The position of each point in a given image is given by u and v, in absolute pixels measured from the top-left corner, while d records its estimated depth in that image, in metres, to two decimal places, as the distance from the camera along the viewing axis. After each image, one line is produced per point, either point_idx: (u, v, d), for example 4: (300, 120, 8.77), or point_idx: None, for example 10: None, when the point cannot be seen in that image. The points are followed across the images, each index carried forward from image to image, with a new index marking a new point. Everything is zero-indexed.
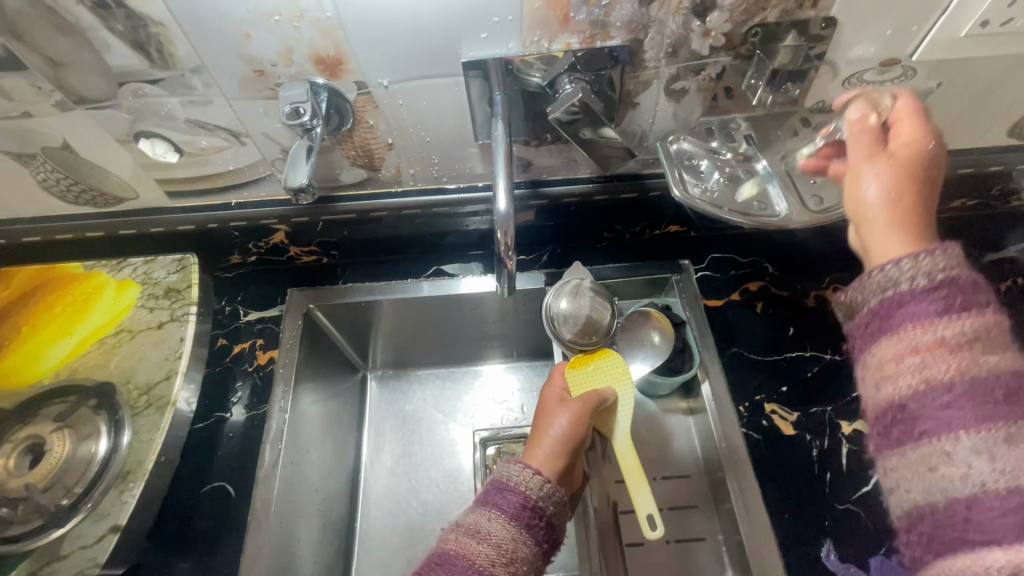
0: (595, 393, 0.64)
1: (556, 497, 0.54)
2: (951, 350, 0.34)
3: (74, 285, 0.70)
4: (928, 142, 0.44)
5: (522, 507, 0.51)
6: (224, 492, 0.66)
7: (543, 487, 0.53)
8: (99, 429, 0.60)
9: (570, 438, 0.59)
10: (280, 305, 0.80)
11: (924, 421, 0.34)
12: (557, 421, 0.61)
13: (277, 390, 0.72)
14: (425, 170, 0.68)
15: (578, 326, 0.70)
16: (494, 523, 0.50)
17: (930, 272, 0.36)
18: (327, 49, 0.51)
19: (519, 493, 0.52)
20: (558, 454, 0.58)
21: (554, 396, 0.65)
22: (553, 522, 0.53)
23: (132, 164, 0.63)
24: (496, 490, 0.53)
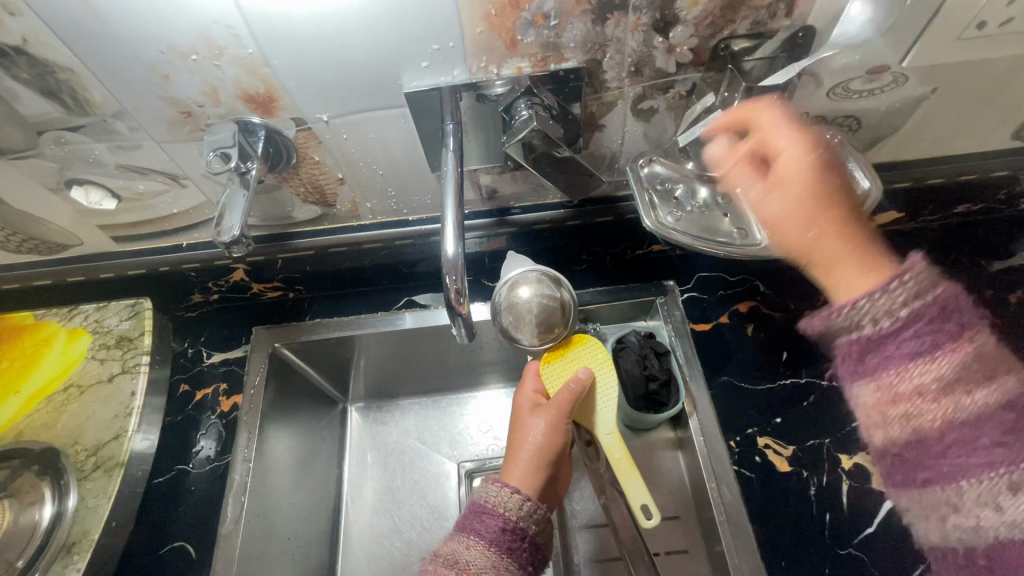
0: (572, 383, 0.59)
1: (538, 514, 0.50)
2: (933, 398, 0.36)
3: (22, 337, 0.67)
4: (806, 151, 0.49)
5: (502, 529, 0.47)
6: (183, 553, 0.62)
7: (523, 505, 0.49)
8: (43, 496, 0.57)
9: (548, 445, 0.55)
10: (244, 344, 0.76)
11: (929, 468, 0.36)
12: (532, 429, 0.56)
13: (241, 438, 0.67)
14: (383, 204, 0.64)
15: (534, 325, 0.62)
16: (472, 552, 0.45)
17: (893, 308, 0.38)
18: (256, 88, 0.47)
19: (499, 512, 0.48)
20: (536, 467, 0.54)
21: (528, 399, 0.59)
22: (538, 541, 0.49)
23: (70, 213, 0.59)
24: (474, 514, 0.49)
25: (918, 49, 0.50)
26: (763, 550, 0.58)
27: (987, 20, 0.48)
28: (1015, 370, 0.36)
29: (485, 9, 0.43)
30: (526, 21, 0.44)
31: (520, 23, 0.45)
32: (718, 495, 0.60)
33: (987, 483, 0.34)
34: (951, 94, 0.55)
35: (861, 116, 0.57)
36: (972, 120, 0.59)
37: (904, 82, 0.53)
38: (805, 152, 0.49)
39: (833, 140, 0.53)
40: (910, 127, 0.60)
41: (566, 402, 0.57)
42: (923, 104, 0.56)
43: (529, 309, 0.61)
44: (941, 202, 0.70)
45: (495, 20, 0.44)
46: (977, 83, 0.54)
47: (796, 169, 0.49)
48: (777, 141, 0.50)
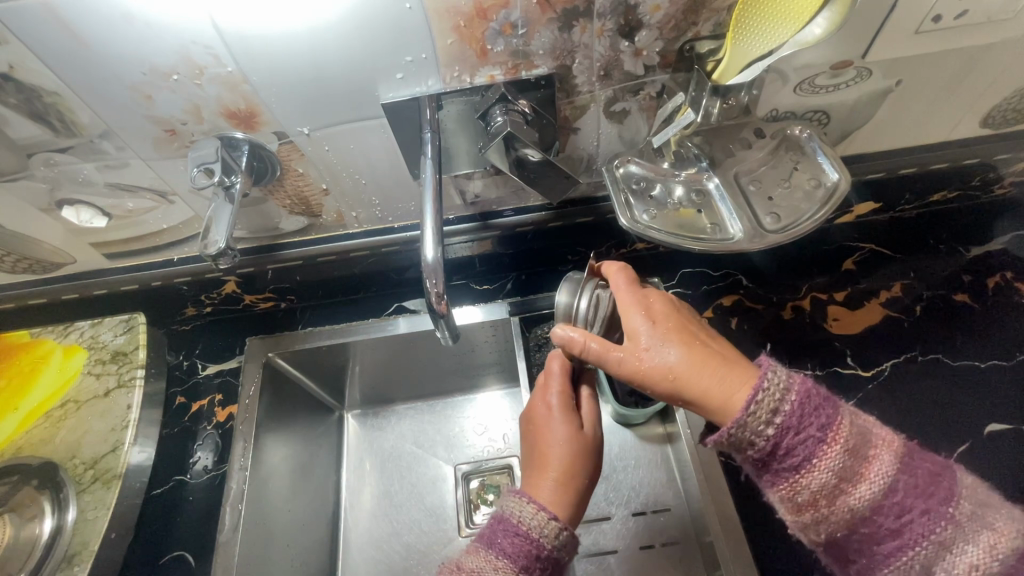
0: (588, 399, 0.59)
1: (570, 542, 0.49)
2: (828, 503, 0.38)
3: (19, 356, 0.69)
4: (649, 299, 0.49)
5: (533, 557, 0.46)
6: (183, 562, 0.63)
7: (558, 535, 0.48)
8: (43, 510, 0.58)
9: (582, 459, 0.54)
10: (238, 355, 0.77)
11: (828, 509, 0.38)
12: (558, 442, 0.54)
13: (237, 448, 0.69)
14: (368, 213, 0.66)
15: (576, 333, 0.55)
16: (500, 574, 0.45)
17: (767, 418, 0.38)
18: (237, 103, 0.49)
19: (532, 539, 0.47)
20: (571, 482, 0.52)
21: (555, 405, 0.57)
22: (564, 568, 0.49)
23: (62, 231, 0.61)
24: (503, 531, 0.48)
25: (878, 44, 0.51)
26: (752, 539, 0.59)
27: (943, 14, 0.50)
28: (885, 446, 0.38)
29: (455, 21, 0.45)
30: (495, 31, 0.46)
31: (489, 33, 0.46)
32: (707, 487, 0.61)
33: (904, 568, 0.37)
34: (915, 86, 0.57)
35: (830, 110, 0.59)
36: (939, 109, 0.61)
37: (868, 75, 0.55)
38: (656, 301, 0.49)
39: (802, 134, 0.57)
40: (878, 120, 0.61)
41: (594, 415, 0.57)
42: (889, 96, 0.58)
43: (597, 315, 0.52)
44: (916, 190, 0.72)
45: (465, 31, 0.46)
46: (941, 74, 0.56)
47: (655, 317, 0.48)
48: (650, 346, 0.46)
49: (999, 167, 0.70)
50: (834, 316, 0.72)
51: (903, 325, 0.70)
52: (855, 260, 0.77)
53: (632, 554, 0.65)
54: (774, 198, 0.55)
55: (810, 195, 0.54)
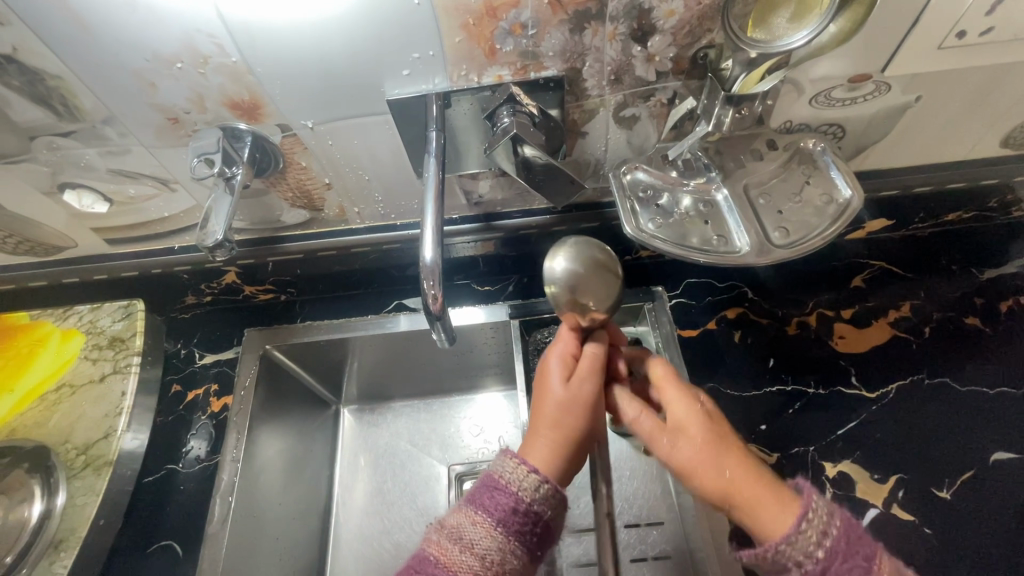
0: (593, 348, 0.51)
1: (556, 499, 0.45)
2: None
3: (18, 336, 0.69)
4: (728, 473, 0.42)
5: (516, 515, 0.43)
6: (171, 552, 0.63)
7: (539, 489, 0.44)
8: (33, 493, 0.58)
9: (572, 411, 0.49)
10: (236, 346, 0.77)
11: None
12: (555, 390, 0.49)
13: (230, 439, 0.68)
14: (371, 209, 0.65)
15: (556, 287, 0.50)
16: (479, 529, 0.42)
17: (812, 548, 0.38)
18: (240, 94, 0.48)
19: (513, 496, 0.43)
20: (558, 435, 0.48)
21: (558, 357, 0.52)
22: (553, 525, 0.45)
23: (64, 214, 0.60)
24: (485, 488, 0.45)
25: (897, 59, 0.50)
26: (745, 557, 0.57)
27: (967, 30, 0.48)
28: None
29: (463, 19, 0.44)
30: (504, 31, 0.45)
31: (498, 33, 0.45)
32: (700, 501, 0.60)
33: None
34: (934, 104, 0.56)
35: (844, 125, 0.58)
36: (959, 127, 0.59)
37: (886, 90, 0.54)
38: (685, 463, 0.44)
39: (814, 148, 0.56)
40: (895, 136, 0.60)
41: (593, 366, 0.50)
42: (907, 112, 0.57)
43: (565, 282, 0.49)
44: (931, 209, 0.71)
45: (474, 30, 0.45)
46: (961, 93, 0.55)
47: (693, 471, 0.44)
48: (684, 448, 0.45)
49: (1016, 189, 0.69)
50: (840, 334, 0.71)
51: (910, 346, 0.69)
52: (864, 278, 0.75)
53: (623, 566, 0.63)
54: (783, 212, 0.54)
55: (821, 211, 0.53)
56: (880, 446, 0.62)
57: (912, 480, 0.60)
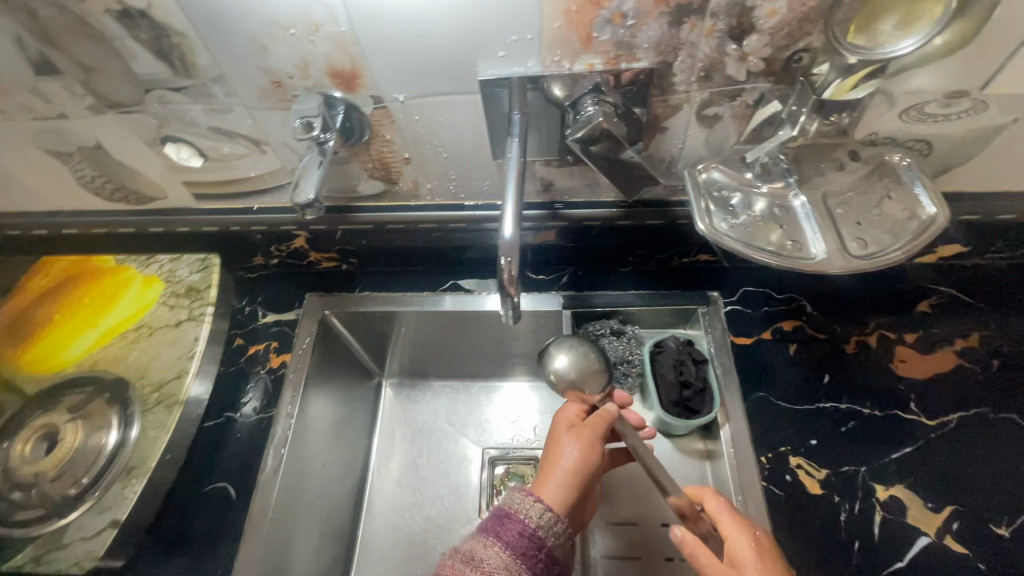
0: (600, 415, 0.60)
1: (562, 534, 0.49)
2: None
3: (104, 277, 0.73)
4: None
5: (525, 537, 0.47)
6: (226, 494, 0.66)
7: (547, 518, 0.49)
8: (111, 422, 0.61)
9: (581, 466, 0.55)
10: (296, 309, 0.80)
11: None
12: (567, 447, 0.56)
13: (286, 395, 0.72)
14: (442, 186, 0.66)
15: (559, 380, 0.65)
16: (489, 550, 0.46)
17: None
18: (343, 63, 0.51)
19: (523, 522, 0.48)
20: (569, 481, 0.53)
21: (567, 421, 0.60)
22: (559, 558, 0.48)
23: (160, 166, 0.64)
24: (497, 518, 0.49)
25: (1001, 77, 0.49)
26: None
27: None
28: None
29: (566, 5, 0.45)
30: (604, 19, 0.46)
31: (598, 21, 0.46)
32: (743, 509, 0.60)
33: None
34: None
35: (933, 142, 0.57)
36: None
37: (983, 109, 0.53)
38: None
39: (900, 163, 0.55)
40: (985, 158, 0.58)
41: (600, 422, 0.59)
42: (1002, 134, 0.55)
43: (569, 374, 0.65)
44: (1012, 238, 0.68)
45: (574, 16, 0.46)
46: None
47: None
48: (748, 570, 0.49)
49: None
50: (901, 357, 0.69)
51: (976, 377, 0.67)
52: (932, 303, 0.73)
53: (657, 563, 0.64)
54: (862, 223, 0.53)
55: (902, 226, 0.52)
56: (936, 474, 0.61)
57: (968, 513, 0.58)
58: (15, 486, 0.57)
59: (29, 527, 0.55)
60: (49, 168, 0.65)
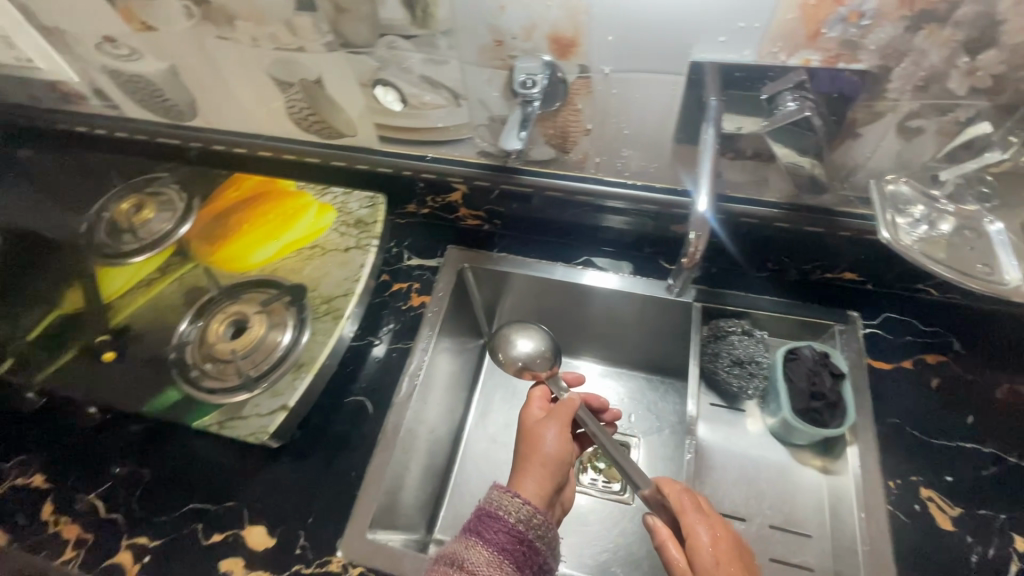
0: (569, 402, 0.65)
1: (540, 519, 0.52)
2: None
3: (286, 198, 0.83)
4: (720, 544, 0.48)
5: (507, 533, 0.50)
6: (362, 407, 0.73)
7: (528, 511, 0.52)
8: (287, 322, 0.69)
9: (555, 457, 0.59)
10: (438, 257, 0.87)
11: None
12: (547, 437, 0.61)
13: (423, 332, 0.78)
14: (610, 161, 0.70)
15: (505, 359, 0.76)
16: (473, 553, 0.48)
17: None
18: (566, 30, 0.55)
19: (505, 517, 0.51)
20: (544, 471, 0.58)
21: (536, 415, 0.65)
22: (542, 546, 0.51)
23: (363, 106, 0.72)
24: (481, 518, 0.51)
25: None
26: None
27: None
28: None
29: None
30: (839, 16, 0.47)
31: (832, 17, 0.48)
32: (865, 528, 0.59)
33: None
34: None
35: None
36: None
37: None
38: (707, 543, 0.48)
39: None
40: None
41: (570, 407, 0.64)
42: None
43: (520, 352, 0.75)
44: None
45: (809, 10, 0.48)
46: None
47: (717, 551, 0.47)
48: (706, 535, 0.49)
49: None
50: None
51: None
52: None
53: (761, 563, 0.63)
54: None
55: None
56: None
57: None
58: (210, 359, 0.66)
59: (216, 396, 0.64)
60: (269, 94, 0.75)
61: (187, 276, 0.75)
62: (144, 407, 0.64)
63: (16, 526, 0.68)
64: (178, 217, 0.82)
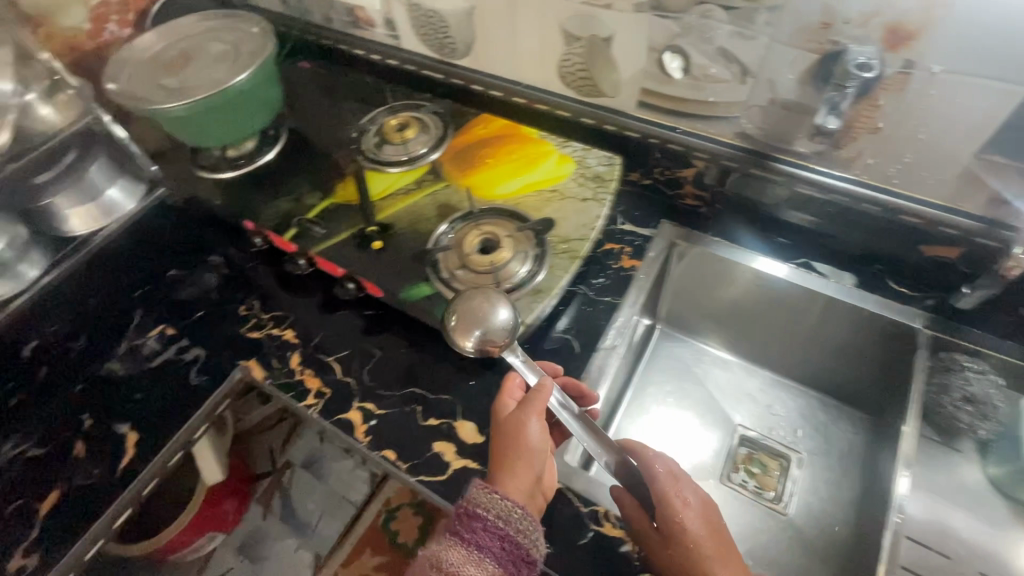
0: (517, 385, 0.66)
1: (524, 516, 0.53)
2: None
3: (529, 143, 0.90)
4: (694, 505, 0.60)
5: (491, 535, 0.51)
6: (568, 347, 0.78)
7: (509, 509, 0.53)
8: (527, 252, 0.75)
9: (540, 446, 0.59)
10: (651, 228, 0.89)
11: None
12: (530, 424, 0.60)
13: (632, 292, 0.82)
14: (883, 166, 0.69)
15: (460, 325, 0.68)
16: (459, 556, 0.50)
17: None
18: (910, 23, 0.56)
19: (486, 514, 0.52)
20: (521, 468, 0.57)
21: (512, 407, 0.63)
22: (528, 538, 0.53)
23: (639, 70, 0.76)
24: (465, 519, 0.52)
25: None
26: None
27: None
28: None
29: None
30: None
31: None
32: None
33: None
34: None
35: None
36: None
37: None
38: (682, 509, 0.59)
39: None
40: None
41: (544, 392, 0.63)
42: None
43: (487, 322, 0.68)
44: None
45: None
46: None
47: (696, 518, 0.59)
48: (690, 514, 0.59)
49: None
50: None
51: None
52: None
53: None
54: None
55: None
56: None
57: None
58: (463, 268, 0.74)
59: (465, 299, 0.72)
60: (550, 45, 0.81)
61: (439, 194, 0.85)
62: (404, 292, 0.74)
63: (272, 367, 0.81)
64: (434, 142, 0.91)
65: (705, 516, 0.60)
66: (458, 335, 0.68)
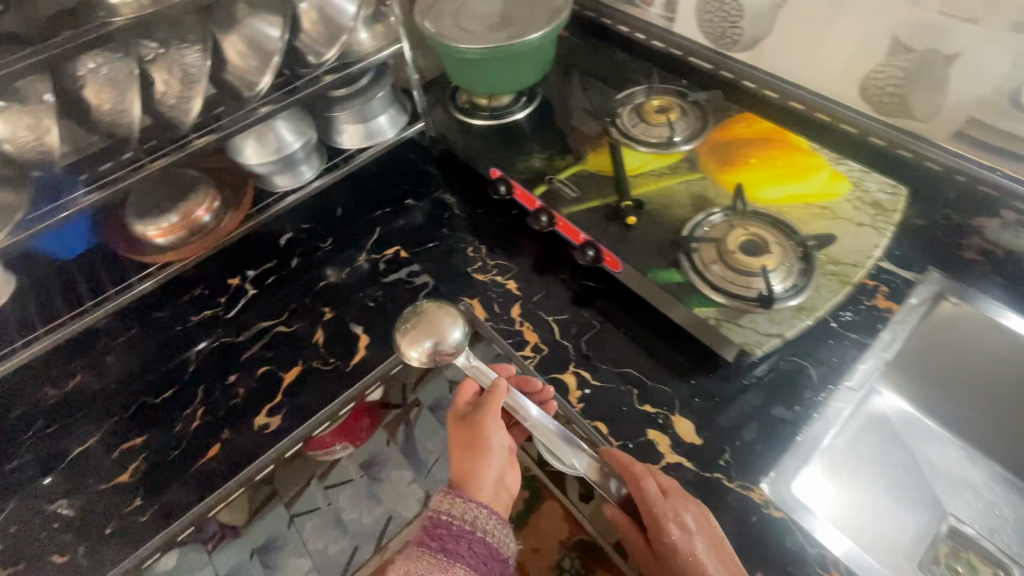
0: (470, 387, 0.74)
1: (482, 517, 0.59)
2: None
3: (795, 152, 0.83)
4: (686, 525, 0.59)
5: (457, 537, 0.57)
6: (804, 375, 0.72)
7: (467, 510, 0.59)
8: (792, 264, 0.70)
9: (495, 448, 0.67)
10: (914, 272, 0.78)
11: None
12: (491, 436, 0.67)
13: (887, 334, 0.74)
14: None
15: (413, 328, 0.76)
16: (422, 562, 0.55)
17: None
18: None
19: (453, 522, 0.58)
20: (478, 470, 0.65)
21: (465, 412, 0.71)
22: (486, 536, 0.58)
23: (979, 96, 0.71)
24: (430, 526, 0.58)
25: None
26: None
27: None
28: None
29: None
30: None
31: None
32: None
33: None
34: None
35: None
36: None
37: None
38: (668, 529, 0.59)
39: None
40: None
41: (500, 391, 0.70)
42: None
43: (437, 335, 0.76)
44: None
45: None
46: None
47: (678, 536, 0.59)
48: (676, 529, 0.59)
49: None
50: None
51: None
52: None
53: None
54: None
55: None
56: None
57: None
58: (720, 262, 0.71)
59: (722, 294, 0.69)
60: (869, 54, 0.78)
61: (694, 184, 0.82)
62: (653, 272, 0.73)
63: (492, 310, 0.84)
64: (693, 131, 0.88)
65: (707, 541, 0.59)
66: (406, 342, 0.76)
